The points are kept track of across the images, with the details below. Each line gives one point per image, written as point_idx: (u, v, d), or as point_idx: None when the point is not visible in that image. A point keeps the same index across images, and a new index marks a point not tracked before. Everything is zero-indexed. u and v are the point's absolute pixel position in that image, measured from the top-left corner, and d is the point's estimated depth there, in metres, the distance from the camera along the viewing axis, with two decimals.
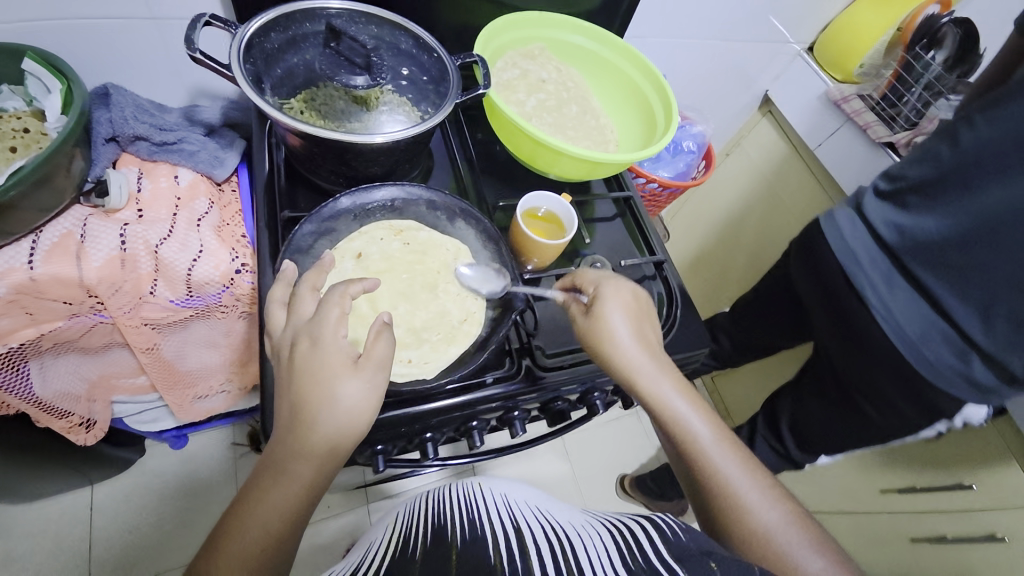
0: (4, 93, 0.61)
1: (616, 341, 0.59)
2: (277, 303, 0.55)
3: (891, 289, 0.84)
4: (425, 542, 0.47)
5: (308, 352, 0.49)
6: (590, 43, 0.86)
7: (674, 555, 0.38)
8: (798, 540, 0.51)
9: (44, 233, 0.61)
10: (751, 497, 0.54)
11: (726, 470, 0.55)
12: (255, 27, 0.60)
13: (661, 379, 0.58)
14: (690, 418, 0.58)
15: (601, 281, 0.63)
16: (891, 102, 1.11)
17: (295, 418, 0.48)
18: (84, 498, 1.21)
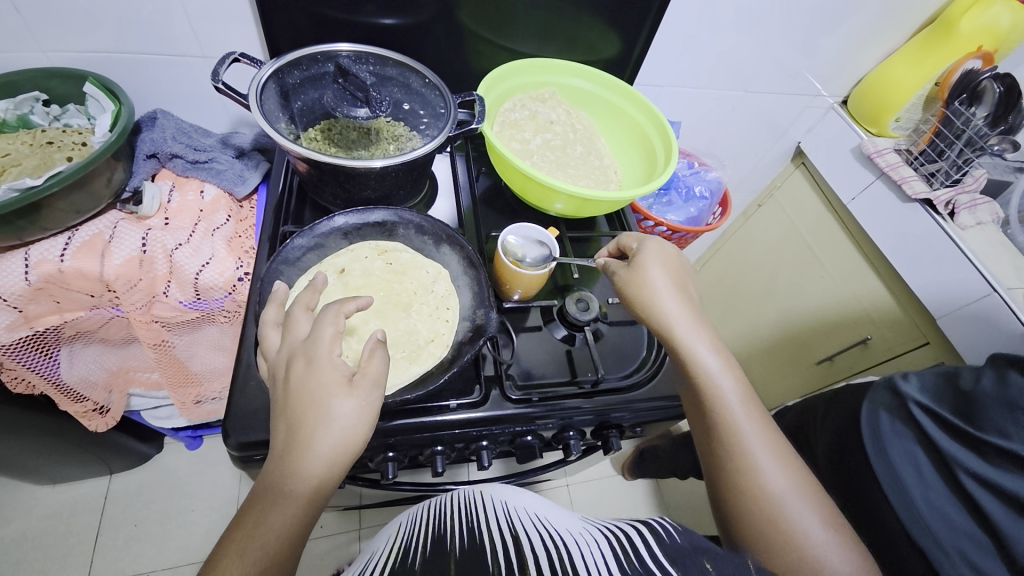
0: (72, 112, 0.73)
1: (656, 290, 0.61)
2: (271, 325, 0.56)
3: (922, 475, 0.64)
4: (425, 551, 0.46)
5: (304, 371, 0.50)
6: (599, 88, 0.89)
7: (667, 556, 0.39)
8: (804, 509, 0.50)
9: (78, 231, 0.69)
10: (764, 459, 0.52)
11: (745, 430, 0.54)
12: (278, 65, 0.66)
13: (697, 333, 0.59)
14: (722, 374, 0.57)
15: (644, 238, 0.66)
16: (929, 158, 1.05)
17: (292, 438, 0.47)
18: (101, 486, 1.28)
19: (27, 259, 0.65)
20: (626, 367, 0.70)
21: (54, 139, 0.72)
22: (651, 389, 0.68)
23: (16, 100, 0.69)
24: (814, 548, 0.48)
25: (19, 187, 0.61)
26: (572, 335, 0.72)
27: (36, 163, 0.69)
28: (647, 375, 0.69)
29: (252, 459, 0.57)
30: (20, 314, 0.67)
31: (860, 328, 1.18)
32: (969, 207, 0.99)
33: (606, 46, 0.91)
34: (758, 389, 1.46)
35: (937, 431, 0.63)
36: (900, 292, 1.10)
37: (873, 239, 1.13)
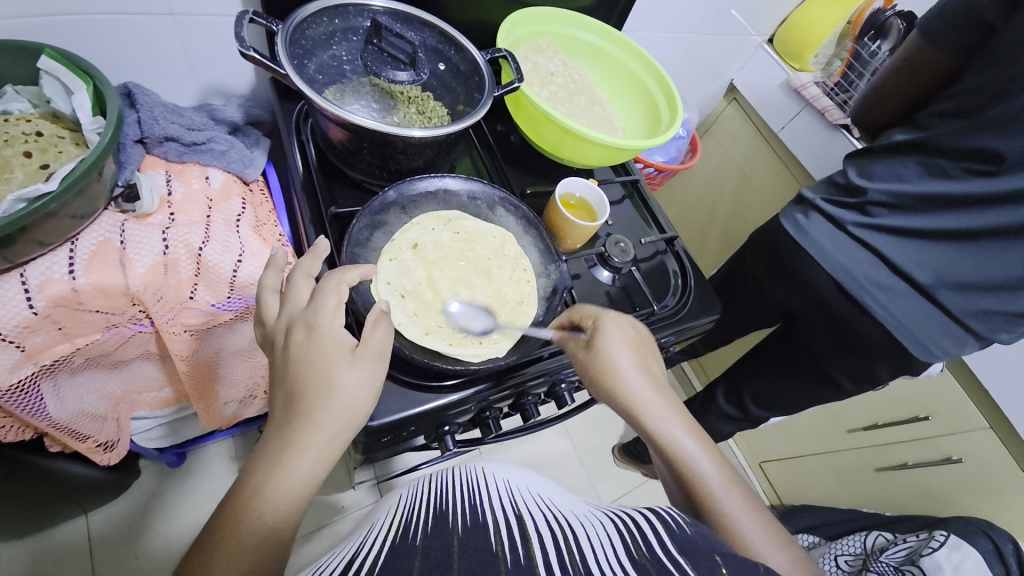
0: (10, 95, 0.60)
1: (622, 375, 0.56)
2: (269, 291, 0.53)
3: (838, 245, 0.90)
4: (425, 528, 0.43)
5: (305, 340, 0.47)
6: (597, 39, 0.92)
7: (679, 551, 0.36)
8: None
9: (80, 241, 0.58)
10: (759, 545, 0.47)
11: (735, 517, 0.49)
12: (296, 22, 0.61)
13: (674, 421, 0.54)
14: (694, 454, 0.53)
15: (598, 312, 0.60)
16: (843, 87, 1.29)
17: (293, 403, 0.44)
18: (79, 529, 1.13)
19: (25, 282, 0.55)
20: (665, 295, 0.83)
21: None
22: (689, 314, 0.81)
23: None
24: None
25: (29, 196, 0.51)
26: (615, 275, 0.81)
27: None
28: (683, 303, 0.82)
29: (380, 441, 0.59)
30: (22, 351, 0.56)
31: None
32: None
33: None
34: None
35: (836, 210, 0.91)
36: None
37: (805, 163, 1.32)
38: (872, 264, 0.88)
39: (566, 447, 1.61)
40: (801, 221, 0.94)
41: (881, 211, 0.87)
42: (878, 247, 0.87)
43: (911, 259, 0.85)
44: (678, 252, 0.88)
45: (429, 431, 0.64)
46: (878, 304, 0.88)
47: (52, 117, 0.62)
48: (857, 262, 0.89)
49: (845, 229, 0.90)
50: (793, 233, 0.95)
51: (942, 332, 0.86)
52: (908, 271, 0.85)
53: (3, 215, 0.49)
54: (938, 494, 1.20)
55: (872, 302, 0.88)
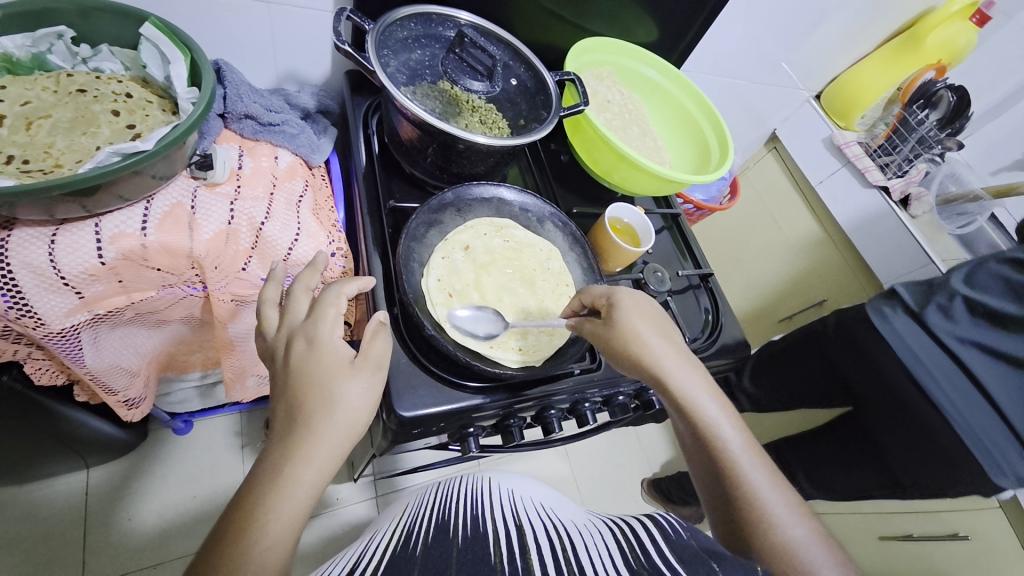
0: (104, 55, 0.63)
1: (648, 346, 0.57)
2: (270, 304, 0.55)
3: (921, 344, 0.91)
4: (426, 538, 0.45)
5: (305, 353, 0.48)
6: (658, 75, 0.95)
7: (676, 558, 0.39)
8: (824, 557, 0.50)
9: (155, 201, 0.61)
10: (778, 510, 0.51)
11: (754, 480, 0.53)
12: (386, 22, 0.64)
13: (700, 392, 0.56)
14: (721, 426, 0.55)
15: (613, 290, 0.60)
16: (885, 151, 1.30)
17: (294, 419, 0.46)
18: (78, 482, 1.12)
19: (99, 233, 0.57)
20: (695, 329, 0.84)
21: (86, 86, 0.62)
22: (716, 351, 0.82)
23: (37, 37, 0.58)
24: None
25: (123, 152, 0.54)
26: None
27: (71, 115, 0.59)
28: (712, 340, 0.83)
29: (409, 433, 0.59)
30: (81, 298, 0.58)
31: (817, 292, 1.42)
32: (918, 198, 1.28)
33: (646, 33, 0.96)
34: None
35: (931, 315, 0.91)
36: (855, 263, 1.34)
37: (838, 221, 1.35)
38: (956, 380, 0.88)
39: (563, 471, 1.59)
40: (887, 312, 0.96)
41: (977, 324, 0.86)
42: (966, 359, 0.87)
43: (1001, 383, 0.85)
44: (711, 289, 0.89)
45: (453, 431, 0.64)
46: (951, 406, 0.89)
47: (142, 82, 0.65)
48: (940, 367, 0.90)
49: (935, 336, 0.90)
50: (873, 320, 0.98)
51: (1016, 452, 0.85)
52: (987, 386, 0.86)
53: (99, 166, 0.52)
54: (939, 568, 1.15)
55: (946, 404, 0.89)
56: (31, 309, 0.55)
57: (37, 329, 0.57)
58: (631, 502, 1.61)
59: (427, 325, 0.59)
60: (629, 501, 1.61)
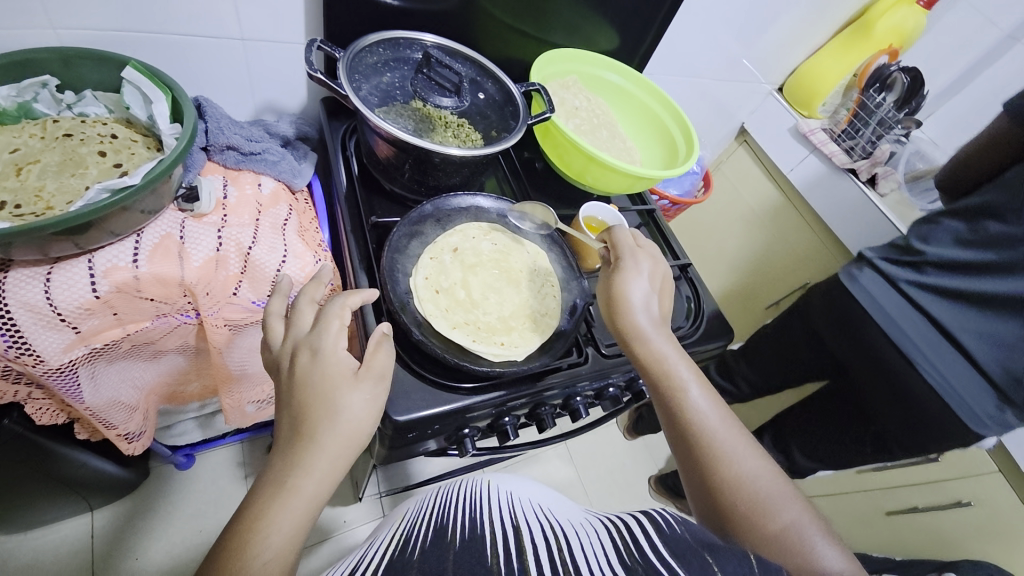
0: (89, 100, 0.66)
1: (631, 307, 0.63)
2: (275, 316, 0.58)
3: (888, 299, 1.00)
4: (424, 543, 0.47)
5: (309, 364, 0.51)
6: (620, 79, 0.99)
7: (670, 552, 0.41)
8: (776, 492, 0.55)
9: (144, 234, 0.63)
10: (735, 450, 0.57)
11: (713, 425, 0.58)
12: (355, 50, 0.68)
13: (672, 349, 0.62)
14: (690, 378, 0.61)
15: (631, 252, 0.67)
16: (849, 135, 1.37)
17: (297, 430, 0.48)
18: (83, 526, 1.11)
19: (92, 268, 0.59)
20: (680, 317, 0.87)
21: (73, 132, 0.65)
22: (701, 337, 0.85)
23: (21, 86, 0.61)
24: (786, 527, 0.53)
25: (113, 187, 0.57)
26: None
27: (59, 158, 0.62)
28: (696, 329, 0.85)
29: (405, 438, 0.61)
30: (78, 333, 0.60)
31: (800, 276, 1.45)
32: (886, 176, 1.31)
33: (608, 41, 1.00)
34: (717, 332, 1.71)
35: (893, 268, 1.00)
36: (832, 243, 1.38)
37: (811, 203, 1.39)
38: (928, 336, 0.95)
39: (568, 474, 1.60)
40: (855, 272, 1.05)
41: (931, 270, 0.95)
42: (928, 307, 0.95)
43: (968, 331, 0.91)
44: (691, 278, 0.93)
45: (449, 433, 0.66)
46: (923, 358, 0.95)
47: (126, 123, 0.68)
48: (908, 318, 0.97)
49: (898, 286, 0.99)
50: (845, 282, 1.07)
51: (993, 403, 0.91)
52: (956, 336, 0.91)
53: (91, 203, 0.55)
54: (947, 539, 1.17)
55: (918, 356, 0.96)
56: (29, 346, 0.57)
57: (37, 366, 0.59)
58: (640, 499, 1.62)
59: (413, 330, 0.61)
60: (638, 498, 1.62)
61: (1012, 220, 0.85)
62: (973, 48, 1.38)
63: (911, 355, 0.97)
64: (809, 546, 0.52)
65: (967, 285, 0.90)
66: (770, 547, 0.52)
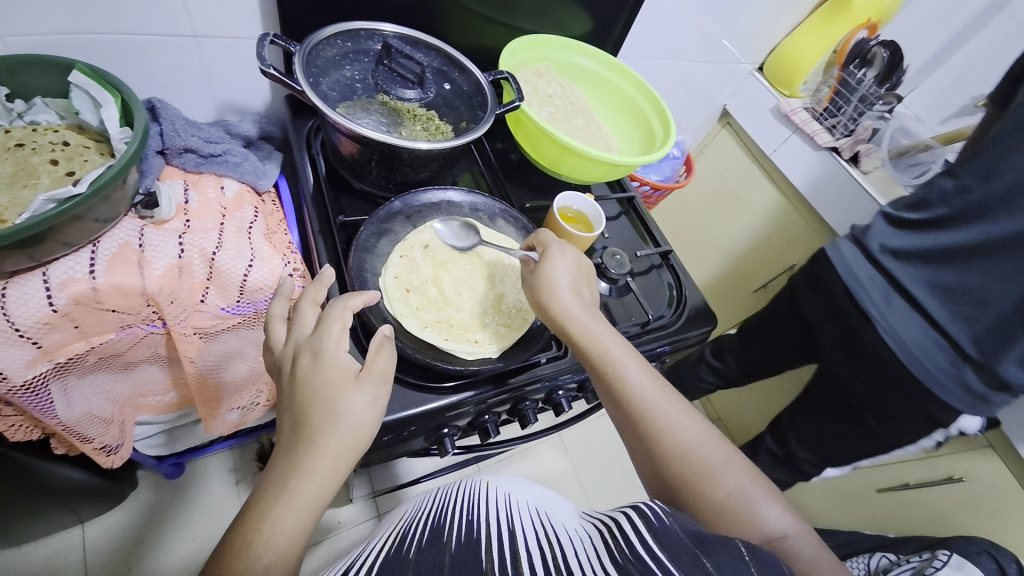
0: (39, 107, 0.63)
1: (556, 290, 0.62)
2: (278, 319, 0.56)
3: (857, 259, 1.01)
4: (421, 543, 0.47)
5: (311, 367, 0.49)
6: (592, 64, 0.97)
7: (661, 546, 0.40)
8: (720, 458, 0.55)
9: (101, 244, 0.61)
10: (672, 420, 0.56)
11: (652, 402, 0.57)
12: (312, 44, 0.65)
13: (605, 331, 0.60)
14: (622, 358, 0.59)
15: (546, 237, 0.66)
16: (831, 112, 1.35)
17: (298, 434, 0.47)
18: (73, 540, 1.10)
19: (47, 281, 0.57)
20: (662, 306, 0.86)
21: (23, 140, 0.62)
22: (683, 324, 0.84)
23: None
24: (732, 493, 0.52)
25: (58, 198, 0.55)
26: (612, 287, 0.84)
27: (9, 169, 0.59)
28: (677, 316, 0.84)
29: (381, 440, 0.60)
30: (40, 347, 0.58)
31: (787, 257, 1.44)
32: (868, 154, 1.30)
33: (581, 25, 0.98)
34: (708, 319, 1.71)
35: (872, 227, 1.01)
36: (816, 223, 1.37)
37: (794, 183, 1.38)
38: (889, 298, 0.96)
39: (563, 465, 1.60)
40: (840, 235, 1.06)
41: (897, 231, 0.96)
42: (889, 268, 0.96)
43: (926, 290, 0.91)
44: (672, 265, 0.91)
45: (428, 433, 0.66)
46: (879, 314, 0.97)
47: (78, 129, 0.65)
48: (871, 278, 0.98)
49: (872, 250, 0.99)
50: (828, 250, 1.07)
51: (951, 364, 0.90)
52: (910, 290, 0.93)
53: (37, 213, 0.53)
54: (940, 515, 1.17)
55: (872, 308, 0.98)
56: None
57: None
58: (636, 486, 1.63)
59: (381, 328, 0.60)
60: (634, 485, 1.63)
61: (969, 174, 0.86)
62: (952, 20, 1.36)
63: (868, 310, 0.99)
64: (756, 511, 0.51)
65: (925, 243, 0.91)
66: (719, 516, 0.51)
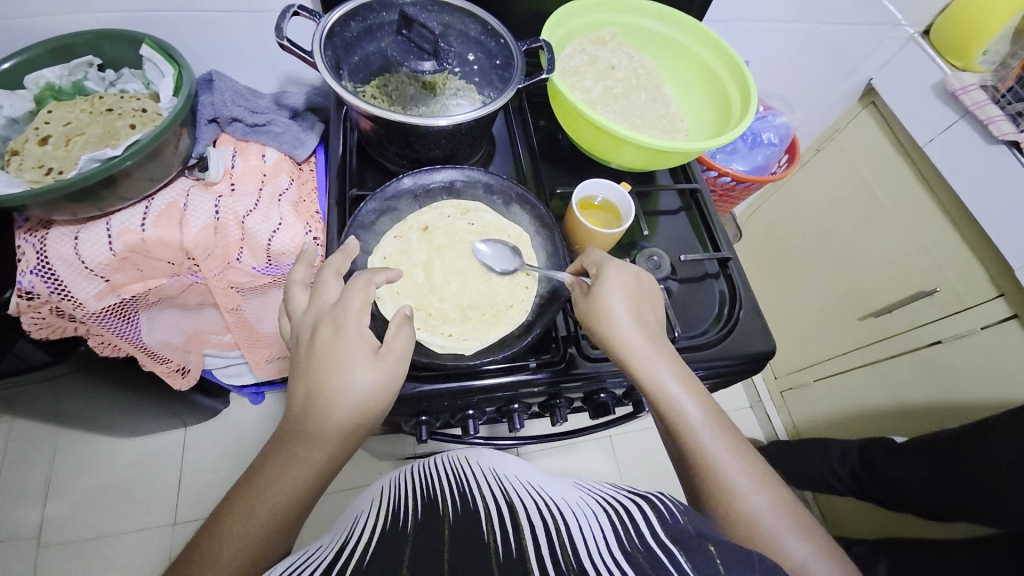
0: (128, 77, 0.74)
1: (617, 322, 0.56)
2: (299, 285, 0.59)
3: None
4: (417, 514, 0.45)
5: (330, 338, 0.51)
6: (662, 26, 0.82)
7: (669, 535, 0.38)
8: (784, 526, 0.49)
9: (154, 200, 0.70)
10: (740, 481, 0.51)
11: (716, 455, 0.52)
12: (336, 17, 0.64)
13: (659, 362, 0.55)
14: (684, 401, 0.54)
15: (602, 260, 0.60)
16: (1017, 95, 0.96)
17: (312, 402, 0.49)
18: (176, 440, 1.33)
19: (109, 229, 0.67)
20: (702, 323, 0.73)
21: (114, 107, 0.72)
22: (727, 348, 0.70)
23: (70, 66, 0.70)
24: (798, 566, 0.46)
25: (100, 158, 0.63)
26: None
27: (100, 132, 0.70)
28: (720, 335, 0.70)
29: None
30: (108, 283, 0.70)
31: (927, 279, 1.13)
32: None
33: None
34: (808, 339, 1.45)
35: None
36: (976, 240, 1.04)
37: (954, 190, 1.06)
38: None
39: (608, 469, 1.50)
40: None
41: None
42: None
43: None
44: (730, 275, 0.76)
45: (405, 417, 0.63)
46: None
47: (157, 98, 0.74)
48: None
49: None
50: None
51: None
52: None
53: (79, 171, 0.62)
54: None
55: None
56: (69, 292, 0.67)
57: (78, 310, 0.69)
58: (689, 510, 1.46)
59: None
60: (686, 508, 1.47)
61: None
62: None
63: None
64: None
65: None
66: None
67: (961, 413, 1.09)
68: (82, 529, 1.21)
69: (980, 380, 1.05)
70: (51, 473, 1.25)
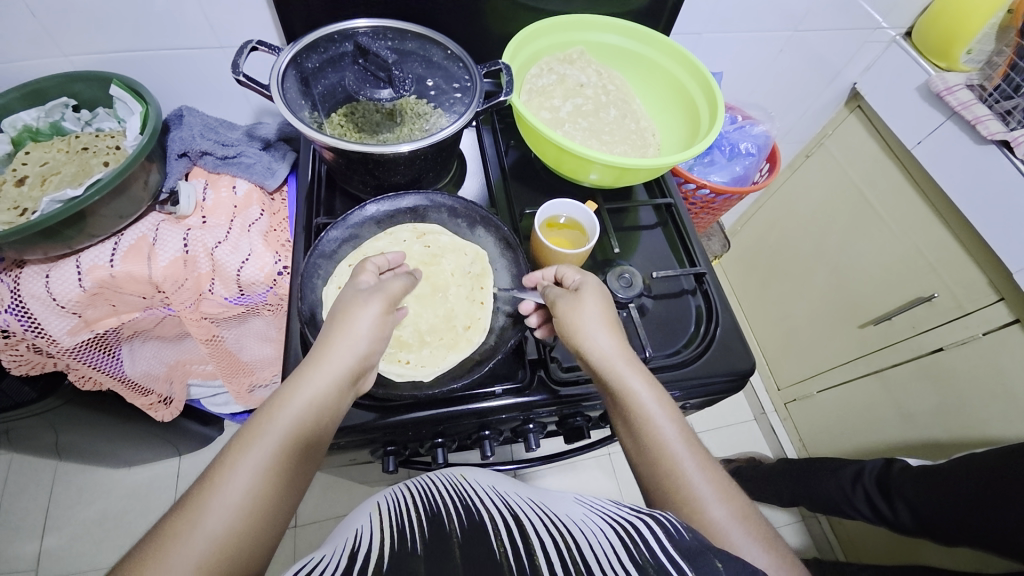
0: (103, 116, 0.75)
1: (587, 329, 0.55)
2: None
3: None
4: (424, 531, 0.42)
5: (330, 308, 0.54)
6: (625, 41, 0.82)
7: (680, 552, 0.34)
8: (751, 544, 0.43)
9: (124, 236, 0.71)
10: (703, 491, 0.45)
11: (682, 462, 0.47)
12: (295, 50, 0.64)
13: (631, 370, 0.52)
14: (654, 407, 0.50)
15: (579, 275, 0.59)
16: (1004, 93, 0.96)
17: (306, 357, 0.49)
18: (171, 468, 1.34)
19: (79, 266, 0.68)
20: (676, 341, 0.70)
21: (89, 145, 0.74)
22: (704, 367, 0.67)
23: (46, 108, 0.72)
24: None
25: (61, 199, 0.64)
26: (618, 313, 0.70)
27: (75, 170, 0.71)
28: (696, 353, 0.68)
29: None
30: (80, 319, 0.70)
31: (926, 284, 1.09)
32: None
33: None
34: (809, 349, 1.41)
35: None
36: (971, 242, 1.01)
37: (948, 196, 1.02)
38: None
39: (608, 488, 1.46)
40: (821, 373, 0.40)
41: None
42: None
43: None
44: (706, 290, 0.74)
45: (371, 448, 0.62)
46: None
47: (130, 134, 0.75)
48: None
49: None
50: None
51: None
52: None
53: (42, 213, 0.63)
54: None
55: None
56: (43, 329, 0.68)
57: (52, 346, 0.70)
58: None
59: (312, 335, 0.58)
60: None
61: None
62: None
63: None
64: None
65: None
66: None
67: (971, 424, 1.04)
68: (76, 561, 1.21)
69: (988, 390, 1.00)
70: (48, 505, 1.26)
